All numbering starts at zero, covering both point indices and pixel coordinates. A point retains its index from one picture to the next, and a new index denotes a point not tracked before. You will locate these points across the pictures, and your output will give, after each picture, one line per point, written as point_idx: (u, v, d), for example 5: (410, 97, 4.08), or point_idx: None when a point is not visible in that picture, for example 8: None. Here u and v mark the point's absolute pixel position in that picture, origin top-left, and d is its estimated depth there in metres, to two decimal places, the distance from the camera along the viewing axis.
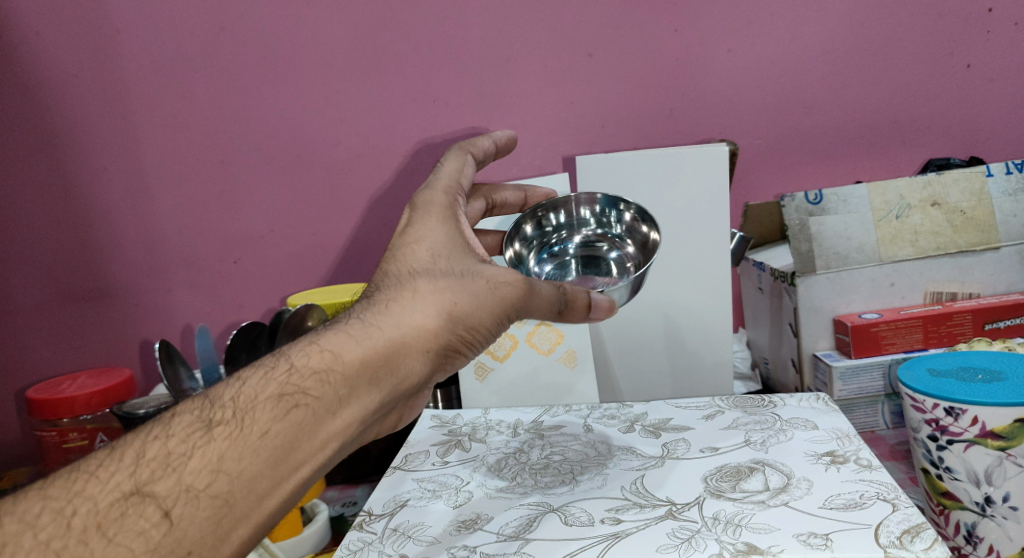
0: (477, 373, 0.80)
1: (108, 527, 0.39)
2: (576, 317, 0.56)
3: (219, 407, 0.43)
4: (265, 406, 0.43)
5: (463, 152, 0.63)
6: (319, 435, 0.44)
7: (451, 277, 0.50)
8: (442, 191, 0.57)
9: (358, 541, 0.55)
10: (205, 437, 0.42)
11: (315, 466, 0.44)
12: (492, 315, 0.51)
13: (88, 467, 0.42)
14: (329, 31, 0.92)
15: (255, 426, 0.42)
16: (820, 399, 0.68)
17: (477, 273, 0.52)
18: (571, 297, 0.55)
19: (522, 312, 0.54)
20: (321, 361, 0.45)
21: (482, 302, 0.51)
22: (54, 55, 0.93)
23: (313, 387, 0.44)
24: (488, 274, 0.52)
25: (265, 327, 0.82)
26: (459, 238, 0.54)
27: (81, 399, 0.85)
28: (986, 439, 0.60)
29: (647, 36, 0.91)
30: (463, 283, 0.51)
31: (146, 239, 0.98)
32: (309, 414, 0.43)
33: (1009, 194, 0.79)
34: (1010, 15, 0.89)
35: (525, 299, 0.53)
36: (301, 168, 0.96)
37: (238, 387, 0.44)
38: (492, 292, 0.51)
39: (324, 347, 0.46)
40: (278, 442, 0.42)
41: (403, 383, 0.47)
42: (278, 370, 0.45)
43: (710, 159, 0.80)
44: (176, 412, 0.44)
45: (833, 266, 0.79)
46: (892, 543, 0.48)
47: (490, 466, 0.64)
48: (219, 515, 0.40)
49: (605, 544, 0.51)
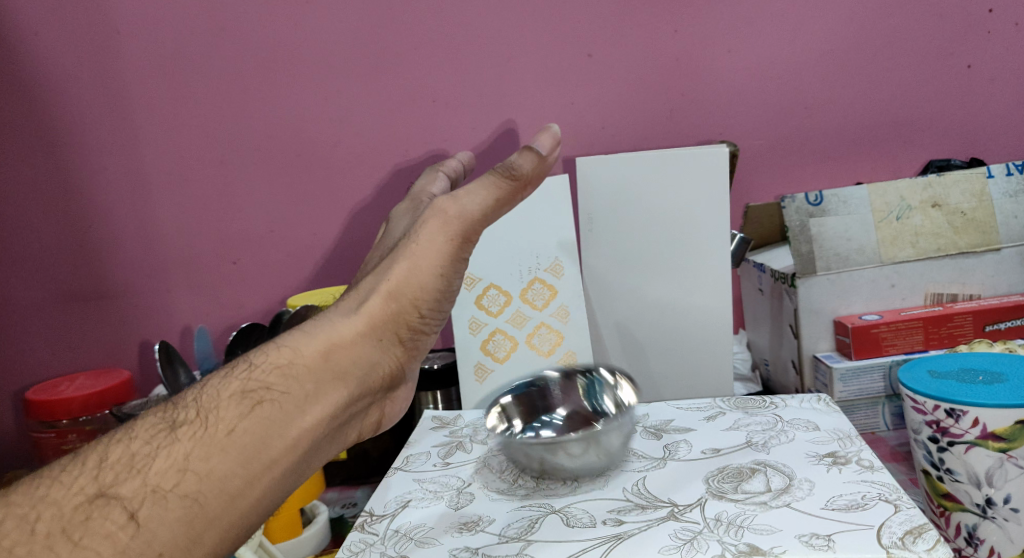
0: (477, 375, 0.80)
1: (74, 530, 0.40)
2: (532, 173, 0.55)
3: (183, 409, 0.46)
4: (229, 404, 0.45)
5: (435, 172, 0.70)
6: (290, 430, 0.45)
7: (390, 259, 0.54)
8: (406, 203, 0.66)
9: (360, 542, 0.55)
10: (170, 437, 0.44)
11: (289, 462, 0.45)
12: (435, 275, 0.53)
13: (52, 473, 0.43)
14: (329, 30, 0.92)
15: (221, 424, 0.44)
16: (821, 401, 0.69)
17: (410, 239, 0.55)
18: (515, 165, 0.55)
19: (469, 234, 0.55)
20: (281, 357, 0.48)
21: (422, 265, 0.53)
22: (53, 56, 0.93)
23: (277, 382, 0.46)
24: (420, 231, 0.54)
25: (263, 330, 0.81)
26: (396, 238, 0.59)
27: (78, 400, 0.85)
28: (987, 442, 0.60)
29: (647, 37, 0.91)
30: (401, 257, 0.53)
31: (145, 240, 0.97)
32: (275, 408, 0.45)
33: (1009, 196, 0.79)
34: (1010, 16, 0.90)
35: (462, 221, 0.54)
36: (300, 168, 0.96)
37: (201, 389, 0.47)
38: (429, 247, 0.53)
39: (284, 346, 0.48)
40: (247, 439, 0.44)
41: (365, 371, 0.49)
42: (238, 370, 0.47)
43: (710, 160, 0.79)
44: (141, 417, 0.46)
45: (833, 267, 0.79)
46: (895, 544, 0.48)
47: (492, 467, 0.64)
48: (189, 515, 0.42)
49: (608, 544, 0.51)
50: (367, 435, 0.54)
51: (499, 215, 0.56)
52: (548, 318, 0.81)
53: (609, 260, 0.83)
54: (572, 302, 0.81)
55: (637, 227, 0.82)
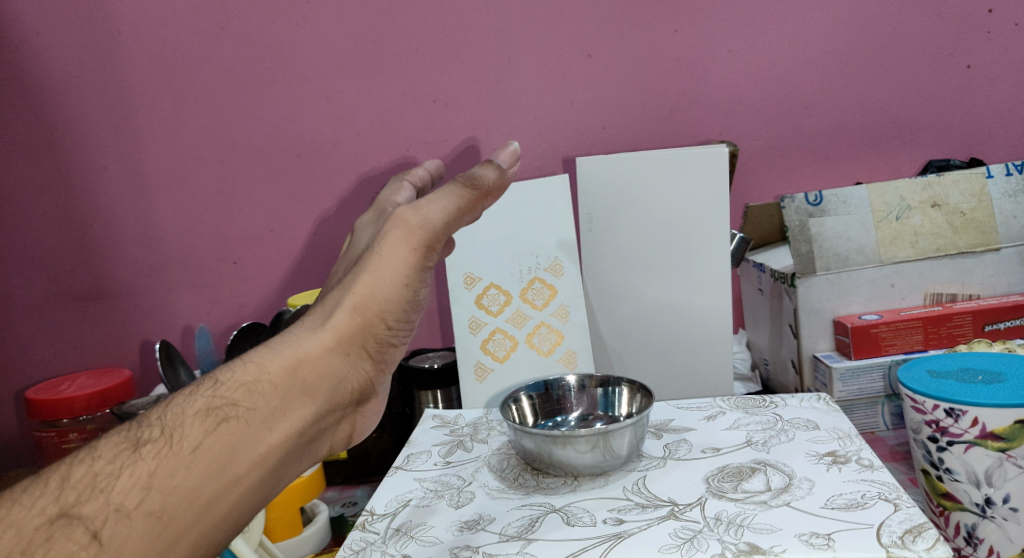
0: (477, 374, 0.80)
1: (34, 550, 0.40)
2: (494, 183, 0.54)
3: (147, 427, 0.46)
4: (194, 421, 0.46)
5: (400, 181, 0.67)
6: (256, 446, 0.46)
7: (353, 272, 0.53)
8: (371, 214, 0.63)
9: (361, 540, 0.55)
10: (133, 456, 0.44)
11: (256, 476, 0.46)
12: (401, 285, 0.52)
13: (12, 495, 0.43)
14: (330, 31, 0.92)
15: (186, 441, 0.45)
16: (821, 400, 0.69)
17: (373, 251, 0.53)
18: (478, 174, 0.54)
19: (433, 243, 0.53)
20: (247, 374, 0.48)
21: (386, 278, 0.52)
22: (53, 55, 0.93)
23: (242, 399, 0.47)
24: (382, 243, 0.53)
25: (265, 328, 0.81)
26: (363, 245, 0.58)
27: (80, 400, 0.84)
28: (986, 441, 0.60)
29: (647, 37, 0.91)
30: (364, 270, 0.52)
31: (144, 240, 0.97)
32: (239, 425, 0.46)
33: (1008, 195, 0.79)
34: (1010, 17, 0.90)
35: (424, 230, 0.52)
36: (300, 168, 0.96)
37: (166, 407, 0.47)
38: (392, 259, 0.52)
39: (250, 362, 0.49)
40: (212, 455, 0.45)
41: (332, 385, 0.49)
42: (204, 388, 0.48)
43: (710, 161, 0.79)
44: (105, 437, 0.46)
45: (832, 267, 0.79)
46: (894, 543, 0.48)
47: (492, 466, 0.64)
48: (154, 531, 0.42)
49: (608, 543, 0.51)
50: (339, 448, 0.54)
51: (462, 223, 0.54)
52: (548, 318, 0.82)
53: (610, 260, 0.83)
54: (572, 302, 0.81)
55: (637, 228, 0.82)
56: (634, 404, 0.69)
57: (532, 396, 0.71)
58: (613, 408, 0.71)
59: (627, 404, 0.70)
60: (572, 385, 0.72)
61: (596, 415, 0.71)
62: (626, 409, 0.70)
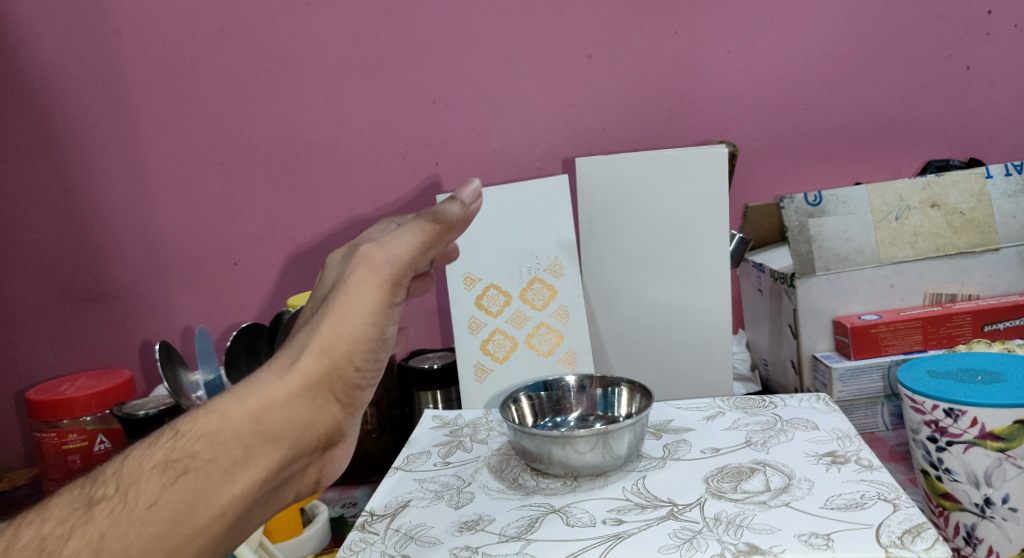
0: (476, 375, 0.80)
1: None
2: (457, 217, 0.55)
3: (101, 484, 0.45)
4: (151, 476, 0.45)
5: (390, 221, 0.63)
6: (217, 498, 0.46)
7: (320, 314, 0.53)
8: (343, 250, 0.61)
9: (360, 541, 0.55)
10: (85, 516, 0.43)
11: (215, 528, 0.46)
12: (368, 324, 0.52)
13: None
14: (330, 32, 0.92)
15: (141, 498, 0.44)
16: (820, 400, 0.69)
17: (341, 290, 0.53)
18: (441, 210, 0.55)
19: (400, 279, 0.53)
20: (209, 424, 0.47)
21: (352, 319, 0.52)
22: (53, 57, 0.93)
23: (203, 450, 0.46)
24: (349, 282, 0.53)
25: (265, 329, 0.81)
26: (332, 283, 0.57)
27: (81, 400, 0.83)
28: (985, 441, 0.60)
29: (647, 38, 0.91)
30: (331, 311, 0.52)
31: (145, 241, 0.97)
32: (199, 478, 0.46)
33: (1008, 196, 0.79)
34: (1009, 17, 0.90)
35: (390, 266, 0.53)
36: (300, 169, 0.96)
37: (122, 462, 0.46)
38: (359, 298, 0.52)
39: (212, 411, 0.48)
40: (168, 512, 0.44)
41: (298, 432, 0.49)
42: (164, 439, 0.47)
43: (710, 161, 0.78)
44: (56, 496, 0.45)
45: (832, 268, 0.79)
46: (894, 543, 0.48)
47: (492, 467, 0.64)
48: None
49: (608, 544, 0.51)
50: (306, 496, 0.53)
51: (427, 258, 0.55)
52: (548, 319, 0.82)
53: (609, 260, 0.83)
54: (572, 302, 0.82)
55: (636, 229, 0.82)
56: (634, 404, 0.69)
57: (531, 396, 0.71)
58: (612, 408, 0.71)
59: (627, 405, 0.70)
60: (572, 385, 0.72)
61: (595, 415, 0.71)
62: (626, 410, 0.70)
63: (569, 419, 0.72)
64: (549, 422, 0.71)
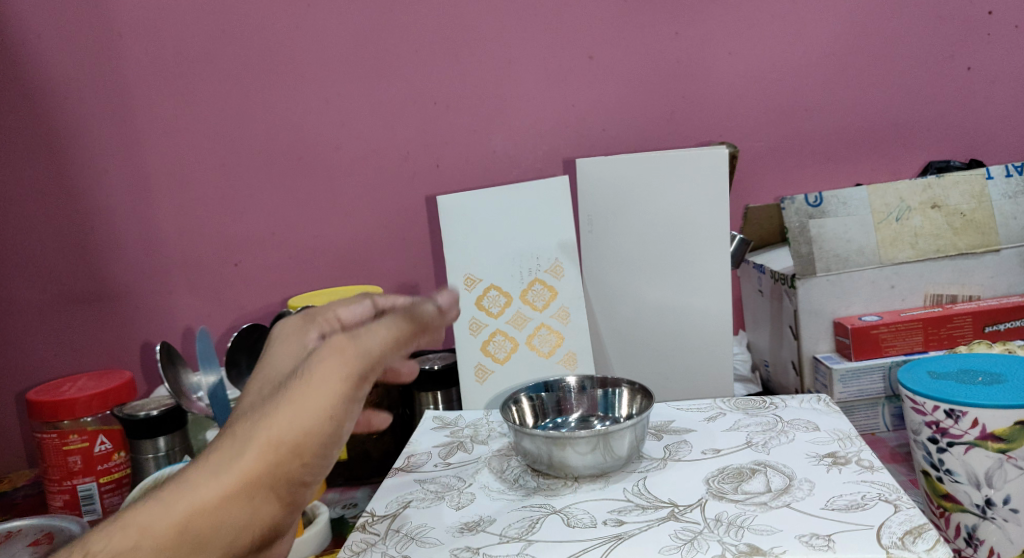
0: (477, 376, 0.81)
1: None
2: (433, 321, 0.49)
3: None
4: None
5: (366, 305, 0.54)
6: None
7: (269, 399, 0.42)
8: (302, 319, 0.50)
9: (361, 542, 0.55)
10: None
11: None
12: (322, 418, 0.41)
13: None
14: (331, 33, 0.92)
15: None
16: (821, 401, 0.69)
17: (299, 373, 0.43)
18: (417, 309, 0.49)
19: (367, 375, 0.43)
20: (123, 541, 0.38)
21: (305, 414, 0.41)
22: (55, 58, 0.93)
23: None
24: (310, 364, 0.43)
25: (265, 330, 0.81)
26: (287, 356, 0.46)
27: (82, 400, 0.82)
28: (986, 442, 0.60)
29: (648, 39, 0.91)
30: (283, 399, 0.41)
31: (146, 242, 0.97)
32: None
33: (1009, 197, 0.79)
34: (1010, 18, 0.90)
35: (362, 357, 0.43)
36: (301, 170, 0.96)
37: None
38: (315, 388, 0.42)
39: (127, 522, 0.39)
40: None
41: (231, 543, 0.40)
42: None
43: (709, 162, 0.78)
44: None
45: (832, 268, 0.79)
46: (895, 544, 0.48)
47: (493, 467, 0.64)
48: None
49: (609, 545, 0.51)
50: None
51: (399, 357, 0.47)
52: (548, 320, 0.82)
53: (610, 262, 0.83)
54: (572, 303, 0.82)
55: (637, 230, 0.82)
56: (635, 404, 0.69)
57: (532, 396, 0.71)
58: (613, 409, 0.71)
59: (627, 405, 0.70)
60: (573, 385, 0.72)
61: (596, 416, 0.71)
62: (626, 410, 0.70)
63: (570, 419, 0.71)
64: (550, 422, 0.71)
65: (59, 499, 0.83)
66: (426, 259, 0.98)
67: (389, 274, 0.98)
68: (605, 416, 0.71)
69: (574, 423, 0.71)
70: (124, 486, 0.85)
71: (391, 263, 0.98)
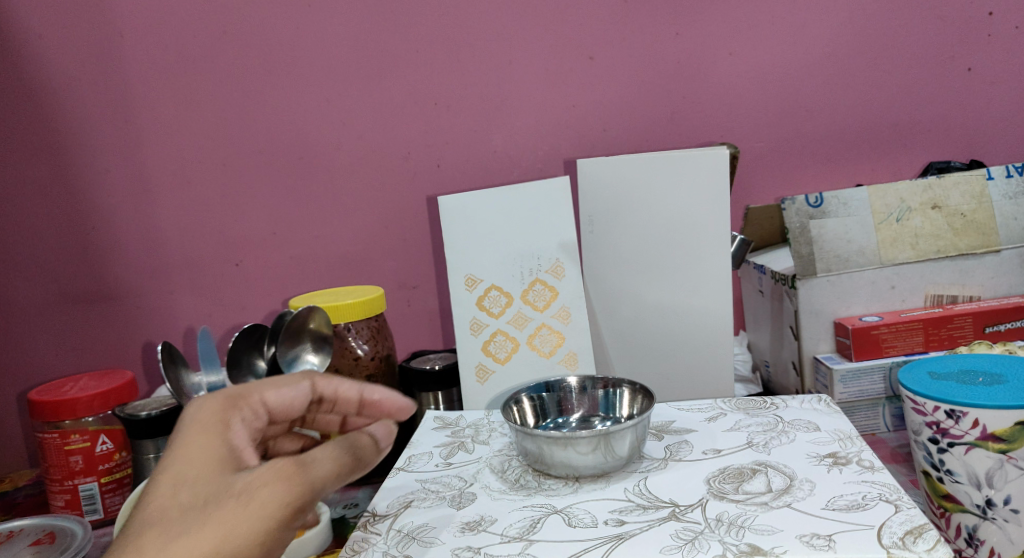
0: (477, 376, 0.81)
1: None
2: (370, 454, 0.55)
3: None
4: None
5: (308, 381, 0.59)
6: None
7: (197, 518, 0.46)
8: (224, 401, 0.53)
9: (363, 541, 0.55)
10: None
11: None
12: (252, 543, 0.46)
13: None
14: (333, 34, 0.92)
15: None
16: (822, 401, 0.69)
17: (231, 498, 0.47)
18: (356, 441, 0.54)
19: (304, 507, 0.49)
20: None
21: (235, 541, 0.46)
22: (57, 58, 0.93)
23: None
24: (247, 492, 0.47)
25: (268, 330, 0.81)
26: (207, 456, 0.48)
27: (83, 399, 0.82)
28: (987, 442, 0.60)
29: (649, 39, 0.91)
30: (215, 522, 0.46)
31: (147, 242, 0.98)
32: None
33: (1009, 197, 0.79)
34: (1010, 19, 0.90)
35: (304, 490, 0.49)
36: (302, 170, 0.96)
37: None
38: (249, 517, 0.46)
39: None
40: None
41: None
42: None
43: (710, 162, 0.78)
44: None
45: (833, 269, 0.79)
46: (895, 544, 0.48)
47: (494, 467, 0.64)
48: None
49: (610, 545, 0.51)
50: None
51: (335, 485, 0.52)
52: (549, 320, 0.82)
53: (610, 262, 0.83)
54: (573, 303, 0.82)
55: (637, 230, 0.82)
56: (635, 405, 0.70)
57: (533, 395, 0.72)
58: (613, 409, 0.71)
59: (627, 406, 0.70)
60: (574, 385, 0.72)
61: (595, 415, 0.71)
62: (626, 411, 0.70)
63: (570, 419, 0.72)
64: (550, 422, 0.71)
65: (60, 498, 0.83)
66: (426, 259, 0.98)
67: (390, 274, 0.99)
68: (607, 416, 0.71)
69: (574, 423, 0.71)
70: (125, 486, 0.85)
71: (391, 264, 0.98)
